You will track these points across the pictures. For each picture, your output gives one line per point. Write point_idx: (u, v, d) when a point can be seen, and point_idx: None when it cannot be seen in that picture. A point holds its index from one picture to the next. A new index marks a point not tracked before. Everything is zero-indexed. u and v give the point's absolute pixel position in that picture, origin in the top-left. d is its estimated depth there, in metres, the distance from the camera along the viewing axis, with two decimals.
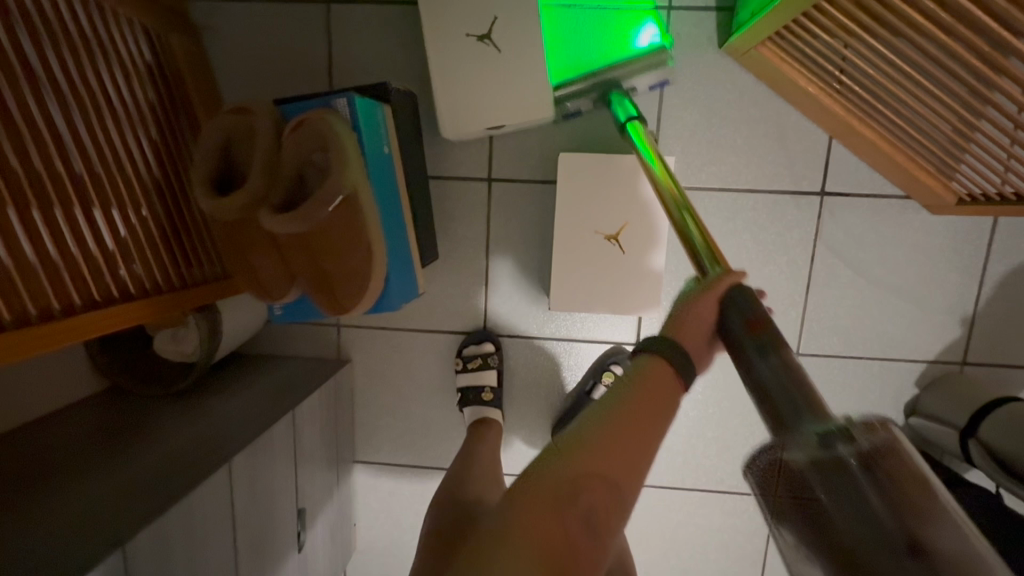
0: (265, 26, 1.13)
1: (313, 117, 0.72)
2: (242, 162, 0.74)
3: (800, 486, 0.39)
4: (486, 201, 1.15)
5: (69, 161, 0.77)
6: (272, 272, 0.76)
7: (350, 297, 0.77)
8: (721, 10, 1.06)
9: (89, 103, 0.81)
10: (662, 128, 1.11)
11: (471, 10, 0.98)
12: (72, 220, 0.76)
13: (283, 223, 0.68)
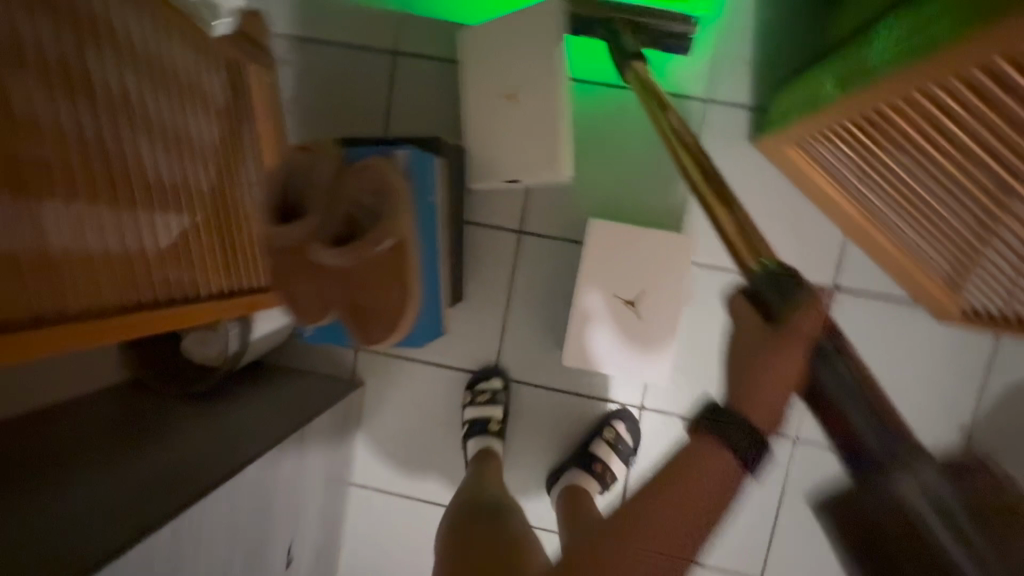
0: (335, 67, 1.23)
1: (373, 164, 0.79)
2: (302, 196, 0.80)
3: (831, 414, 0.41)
4: (514, 251, 1.21)
5: (151, 171, 0.82)
6: (309, 301, 0.80)
7: (379, 330, 0.83)
8: (754, 108, 1.15)
9: (176, 121, 0.88)
10: (689, 207, 1.17)
11: (504, 72, 1.06)
12: (127, 222, 0.79)
13: (336, 259, 0.74)
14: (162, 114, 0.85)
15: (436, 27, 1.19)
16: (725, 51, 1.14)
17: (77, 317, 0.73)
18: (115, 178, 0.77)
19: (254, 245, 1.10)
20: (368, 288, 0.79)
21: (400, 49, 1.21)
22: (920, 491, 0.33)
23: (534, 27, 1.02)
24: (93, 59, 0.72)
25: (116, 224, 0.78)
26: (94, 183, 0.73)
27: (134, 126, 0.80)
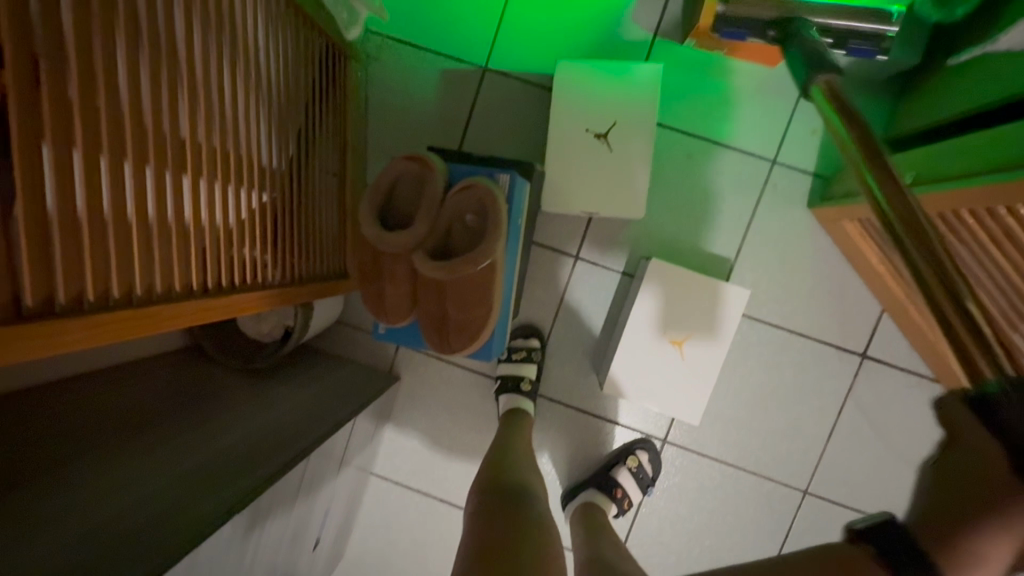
0: (421, 70, 1.26)
1: (479, 184, 0.81)
2: (405, 205, 0.84)
3: None
4: (568, 274, 1.26)
5: (253, 154, 0.87)
6: (397, 301, 0.85)
7: (457, 341, 0.87)
8: (819, 175, 1.20)
9: (276, 108, 0.92)
10: (742, 259, 1.23)
11: (596, 110, 1.11)
12: (228, 197, 0.80)
13: (434, 272, 0.77)
14: (268, 98, 0.89)
15: (529, 50, 1.23)
16: (800, 119, 1.19)
17: (199, 294, 0.75)
18: (228, 157, 0.80)
19: (320, 230, 1.13)
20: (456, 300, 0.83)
21: (491, 65, 1.24)
22: None
23: (622, 79, 1.10)
24: (225, 41, 0.75)
25: (224, 203, 0.81)
26: (212, 160, 0.76)
27: (247, 107, 0.83)
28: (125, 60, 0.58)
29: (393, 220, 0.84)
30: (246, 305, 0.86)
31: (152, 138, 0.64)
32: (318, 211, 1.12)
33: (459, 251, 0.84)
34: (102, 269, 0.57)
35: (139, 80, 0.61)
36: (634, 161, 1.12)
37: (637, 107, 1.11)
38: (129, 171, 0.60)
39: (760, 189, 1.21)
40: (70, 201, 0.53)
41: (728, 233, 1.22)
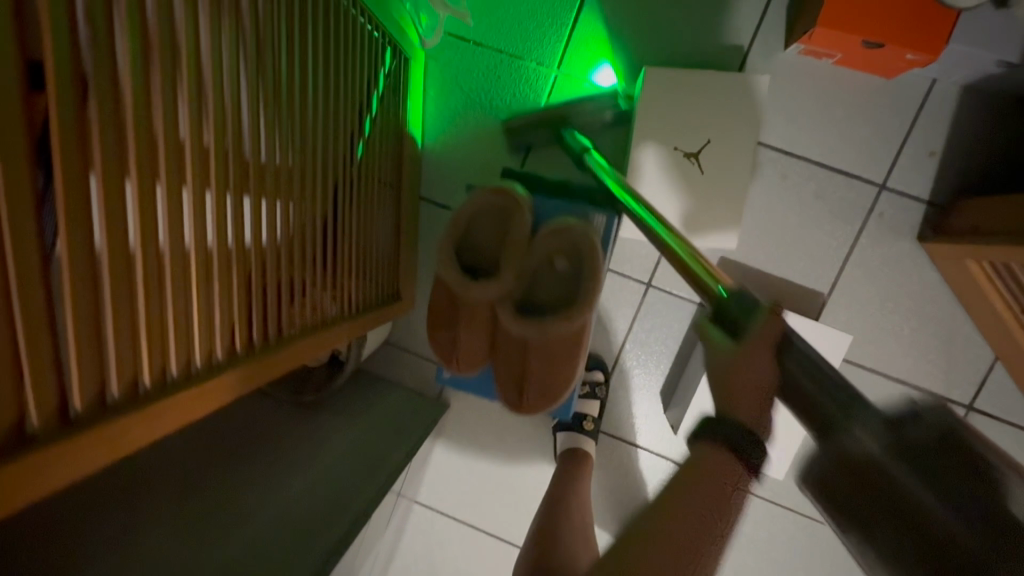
0: (485, 71, 1.14)
1: (575, 226, 0.70)
2: (485, 245, 0.74)
3: (871, 476, 0.35)
4: (639, 302, 1.15)
5: (315, 171, 0.78)
6: (470, 350, 0.76)
7: (534, 400, 0.77)
8: (933, 204, 1.05)
9: (336, 112, 0.82)
10: (836, 295, 1.10)
11: (688, 127, 1.00)
12: (284, 226, 0.71)
13: (523, 330, 0.69)
14: (328, 105, 0.79)
15: (606, 53, 1.09)
16: (915, 139, 1.04)
17: (255, 352, 0.66)
18: (287, 177, 0.71)
19: (375, 249, 1.03)
20: (540, 359, 0.73)
21: (563, 69, 1.10)
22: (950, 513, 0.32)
23: (718, 93, 0.99)
24: (287, 41, 0.65)
25: (287, 229, 0.72)
26: (272, 184, 0.67)
27: (307, 116, 0.73)
28: (185, 77, 0.49)
29: (471, 259, 0.74)
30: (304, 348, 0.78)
31: (210, 165, 0.54)
32: (374, 226, 1.02)
33: (545, 302, 0.73)
34: (158, 335, 0.49)
35: (201, 100, 0.52)
36: (731, 184, 1.01)
37: (733, 125, 1.00)
38: (187, 195, 0.51)
39: (864, 217, 1.07)
40: (122, 257, 0.44)
41: (824, 265, 1.09)
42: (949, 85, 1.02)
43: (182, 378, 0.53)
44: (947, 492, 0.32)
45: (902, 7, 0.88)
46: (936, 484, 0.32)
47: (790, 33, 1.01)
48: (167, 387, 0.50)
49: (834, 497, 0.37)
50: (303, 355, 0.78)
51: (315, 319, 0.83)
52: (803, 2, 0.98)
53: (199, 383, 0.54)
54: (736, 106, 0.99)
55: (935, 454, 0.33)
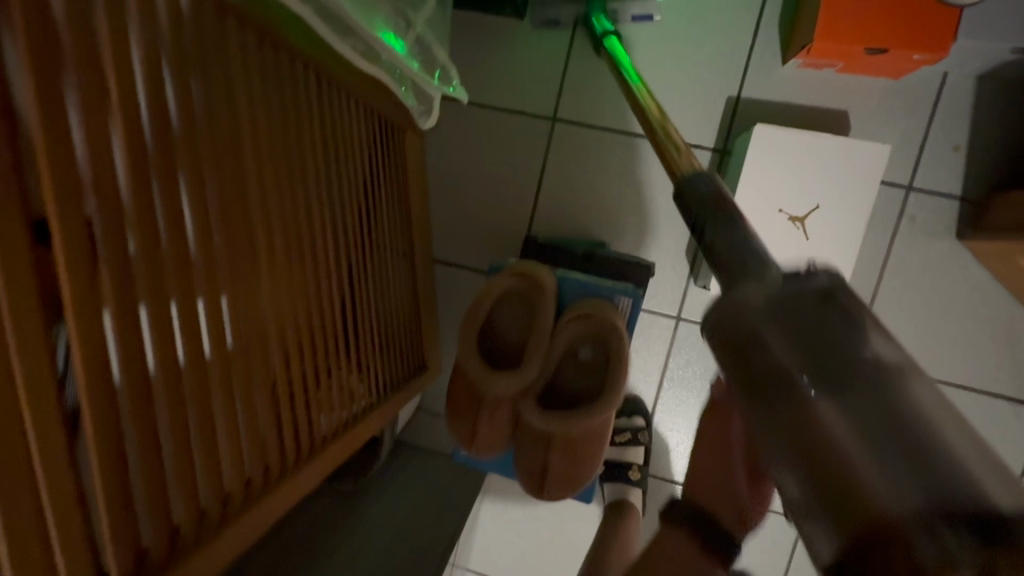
0: (485, 129, 1.14)
1: (599, 310, 0.70)
2: (508, 328, 0.73)
3: (767, 359, 0.32)
4: (670, 338, 1.11)
5: (328, 261, 0.76)
6: (491, 439, 0.73)
7: (555, 491, 0.73)
8: (966, 200, 1.00)
9: (343, 197, 0.82)
10: (879, 306, 1.04)
11: (794, 191, 0.93)
12: (299, 333, 0.69)
13: (547, 426, 0.67)
14: (335, 192, 0.79)
15: (602, 95, 1.09)
16: (936, 136, 1.00)
17: (279, 476, 0.64)
18: (303, 277, 0.70)
19: (395, 326, 1.02)
20: (564, 453, 0.70)
21: (560, 115, 1.11)
22: (840, 409, 0.28)
23: (822, 155, 0.92)
24: (291, 142, 0.66)
25: (306, 325, 0.71)
26: (289, 292, 0.66)
27: (318, 209, 0.73)
28: (194, 212, 0.49)
29: (493, 342, 0.73)
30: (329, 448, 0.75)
31: (223, 281, 0.54)
32: (393, 302, 1.01)
33: (569, 390, 0.72)
34: (187, 481, 0.49)
35: (211, 231, 0.52)
36: (842, 242, 0.93)
37: (822, 183, 0.92)
38: (201, 307, 0.51)
39: (895, 222, 1.02)
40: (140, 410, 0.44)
41: (859, 277, 1.04)
42: (962, 76, 0.98)
43: (215, 520, 0.53)
44: (826, 355, 0.30)
45: (904, 8, 0.85)
46: (945, 489, 0.25)
47: (788, 49, 0.99)
48: (200, 535, 0.51)
49: (737, 367, 0.34)
50: (330, 456, 0.76)
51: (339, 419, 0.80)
52: (797, 18, 0.96)
53: (231, 522, 0.55)
54: (832, 162, 0.92)
55: (859, 376, 0.29)
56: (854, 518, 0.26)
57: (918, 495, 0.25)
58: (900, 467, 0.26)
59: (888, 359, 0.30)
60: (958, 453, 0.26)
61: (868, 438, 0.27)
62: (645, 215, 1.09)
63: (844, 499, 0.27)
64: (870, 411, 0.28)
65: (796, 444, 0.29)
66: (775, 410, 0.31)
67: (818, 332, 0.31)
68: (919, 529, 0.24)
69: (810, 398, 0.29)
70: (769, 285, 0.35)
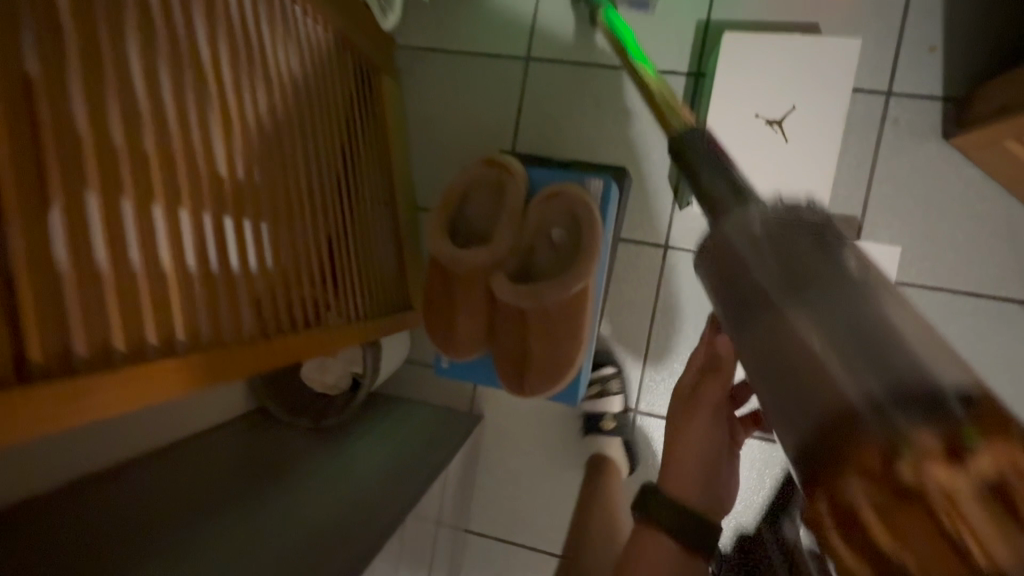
0: (460, 76, 1.15)
1: (569, 188, 0.68)
2: (478, 219, 0.72)
3: (734, 268, 0.41)
4: (661, 267, 1.08)
5: (315, 177, 0.82)
6: (467, 331, 0.71)
7: (540, 380, 0.69)
8: (949, 99, 0.98)
9: (322, 120, 0.84)
10: (873, 215, 1.01)
11: (770, 95, 0.92)
12: (263, 234, 0.70)
13: (518, 299, 0.64)
14: (313, 112, 0.81)
15: (572, 30, 1.10)
16: (910, 39, 0.99)
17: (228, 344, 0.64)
18: (271, 180, 0.71)
19: (376, 266, 1.02)
20: (540, 333, 0.67)
21: (533, 55, 1.12)
22: (811, 320, 0.35)
23: (792, 54, 0.91)
24: (262, 49, 0.69)
25: (275, 228, 0.73)
26: (256, 186, 0.68)
27: (294, 123, 0.76)
28: (202, 130, 0.60)
29: (466, 234, 0.72)
30: (315, 345, 0.80)
31: (233, 206, 0.64)
32: (373, 241, 1.02)
33: (544, 273, 0.69)
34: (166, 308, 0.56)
35: (160, 102, 0.54)
36: (821, 143, 0.91)
37: (796, 84, 0.91)
38: (211, 225, 0.61)
39: (879, 128, 1.00)
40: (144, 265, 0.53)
41: (845, 189, 1.01)
42: None
43: (185, 348, 0.58)
44: (795, 267, 0.37)
45: None
46: (896, 373, 0.32)
47: None
48: (170, 353, 0.56)
49: (722, 284, 0.42)
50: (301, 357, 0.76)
51: (320, 332, 0.80)
52: None
53: (203, 353, 0.59)
54: (804, 63, 0.91)
55: (820, 286, 0.36)
56: (794, 396, 0.34)
57: (874, 376, 0.32)
58: (862, 360, 0.33)
59: (863, 277, 0.36)
60: (905, 340, 0.33)
61: (841, 340, 0.34)
62: (625, 145, 1.08)
63: (823, 386, 0.33)
64: (830, 309, 0.35)
65: (752, 335, 0.38)
66: (749, 316, 0.39)
67: (794, 258, 0.38)
68: (884, 409, 0.30)
69: (786, 314, 0.36)
70: (763, 215, 0.41)
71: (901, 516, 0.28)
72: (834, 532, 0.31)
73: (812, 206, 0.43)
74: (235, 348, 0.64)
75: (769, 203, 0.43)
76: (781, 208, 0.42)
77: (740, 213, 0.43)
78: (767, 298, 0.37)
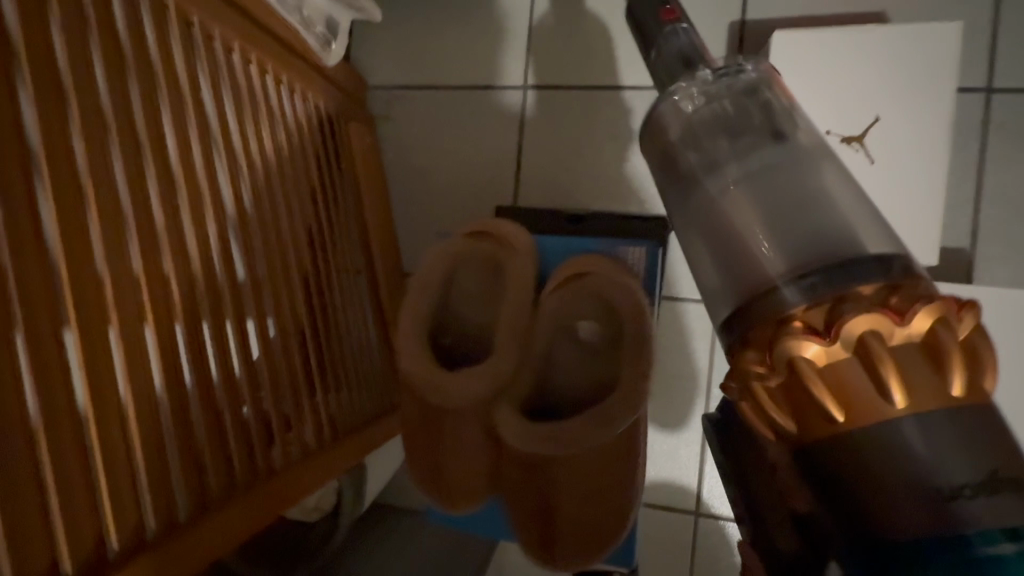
0: (445, 114, 0.96)
1: (597, 268, 0.47)
2: (471, 314, 0.52)
3: (669, 162, 0.48)
4: (713, 327, 0.85)
5: (290, 267, 0.69)
6: (469, 482, 0.50)
7: (582, 551, 0.47)
8: None
9: (273, 192, 0.68)
10: (987, 245, 0.78)
11: (843, 106, 0.71)
12: (203, 351, 0.56)
13: (529, 445, 0.43)
14: (258, 185, 0.65)
15: (575, 48, 0.90)
16: (1008, 20, 0.78)
17: (145, 519, 0.49)
18: (210, 276, 0.58)
19: (363, 354, 0.83)
20: (574, 484, 0.46)
21: (530, 81, 0.92)
22: (738, 178, 0.42)
23: (866, 53, 0.70)
24: (171, 122, 0.55)
25: (220, 336, 0.58)
26: (182, 291, 0.54)
27: (234, 201, 0.61)
28: (138, 251, 0.50)
29: (455, 339, 0.52)
30: (313, 468, 0.68)
31: (212, 321, 0.57)
32: (357, 323, 0.83)
33: (569, 395, 0.49)
34: (127, 469, 0.47)
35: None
36: (917, 164, 0.69)
37: (875, 90, 0.70)
38: (137, 361, 0.49)
39: (982, 135, 0.78)
40: (68, 431, 0.43)
41: (949, 212, 0.79)
42: None
43: (160, 529, 0.50)
44: (742, 150, 0.43)
45: None
46: (837, 239, 0.39)
47: None
48: (139, 545, 0.48)
49: (662, 149, 0.49)
50: (271, 502, 0.60)
51: (290, 463, 0.65)
52: None
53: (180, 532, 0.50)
54: (883, 62, 0.70)
55: (777, 164, 0.42)
56: (731, 251, 0.42)
57: (789, 240, 0.40)
58: (821, 259, 0.37)
59: (803, 145, 0.44)
60: (833, 207, 0.40)
61: (773, 223, 0.40)
62: (654, 180, 0.87)
63: (750, 251, 0.40)
64: (760, 185, 0.41)
65: (708, 233, 0.43)
66: (679, 205, 0.47)
67: (738, 132, 0.44)
68: (815, 272, 0.37)
69: (718, 188, 0.43)
70: (701, 81, 0.47)
71: (805, 361, 0.33)
72: (759, 374, 0.35)
73: (741, 68, 0.47)
74: (218, 510, 0.54)
75: (703, 76, 0.48)
76: (722, 95, 0.46)
77: (669, 92, 0.48)
78: (700, 184, 0.44)
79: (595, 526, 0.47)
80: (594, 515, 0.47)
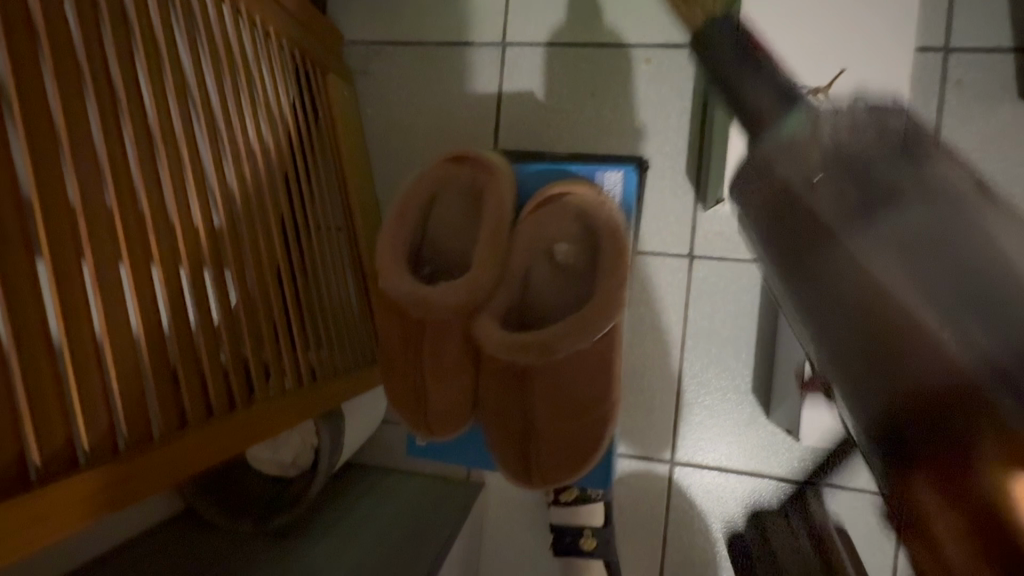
0: (424, 71, 0.96)
1: (575, 187, 0.48)
2: (452, 239, 0.53)
3: None
4: (688, 280, 0.87)
5: (269, 210, 0.68)
6: (448, 402, 0.50)
7: (560, 463, 0.48)
8: (1020, 51, 0.80)
9: (249, 131, 0.66)
10: None
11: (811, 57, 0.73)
12: (178, 282, 0.55)
13: (507, 352, 0.44)
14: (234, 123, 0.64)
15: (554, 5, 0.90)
16: None
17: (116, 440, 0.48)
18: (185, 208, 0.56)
19: (341, 305, 0.83)
20: (554, 395, 0.46)
21: (508, 38, 0.92)
22: None
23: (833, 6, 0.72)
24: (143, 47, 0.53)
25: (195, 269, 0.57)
26: (156, 218, 0.53)
27: (210, 135, 0.60)
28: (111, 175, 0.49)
29: (435, 264, 0.53)
30: (291, 410, 0.68)
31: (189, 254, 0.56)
32: (336, 275, 0.82)
33: (547, 312, 0.50)
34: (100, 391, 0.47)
35: None
36: None
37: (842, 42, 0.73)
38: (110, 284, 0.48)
39: (939, 93, 0.82)
40: (44, 354, 0.43)
41: None
42: None
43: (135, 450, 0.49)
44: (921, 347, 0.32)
45: None
46: None
47: None
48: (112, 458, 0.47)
49: None
50: (247, 437, 0.60)
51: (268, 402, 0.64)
52: None
53: (157, 452, 0.50)
54: (849, 15, 0.72)
55: None
56: None
57: None
58: None
59: None
60: None
61: None
62: (630, 136, 0.88)
63: None
64: None
65: None
66: None
67: None
68: None
69: None
70: None
71: None
72: None
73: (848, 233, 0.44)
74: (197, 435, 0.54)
75: None
76: None
77: None
78: None
79: (570, 439, 0.48)
80: (570, 426, 0.48)
